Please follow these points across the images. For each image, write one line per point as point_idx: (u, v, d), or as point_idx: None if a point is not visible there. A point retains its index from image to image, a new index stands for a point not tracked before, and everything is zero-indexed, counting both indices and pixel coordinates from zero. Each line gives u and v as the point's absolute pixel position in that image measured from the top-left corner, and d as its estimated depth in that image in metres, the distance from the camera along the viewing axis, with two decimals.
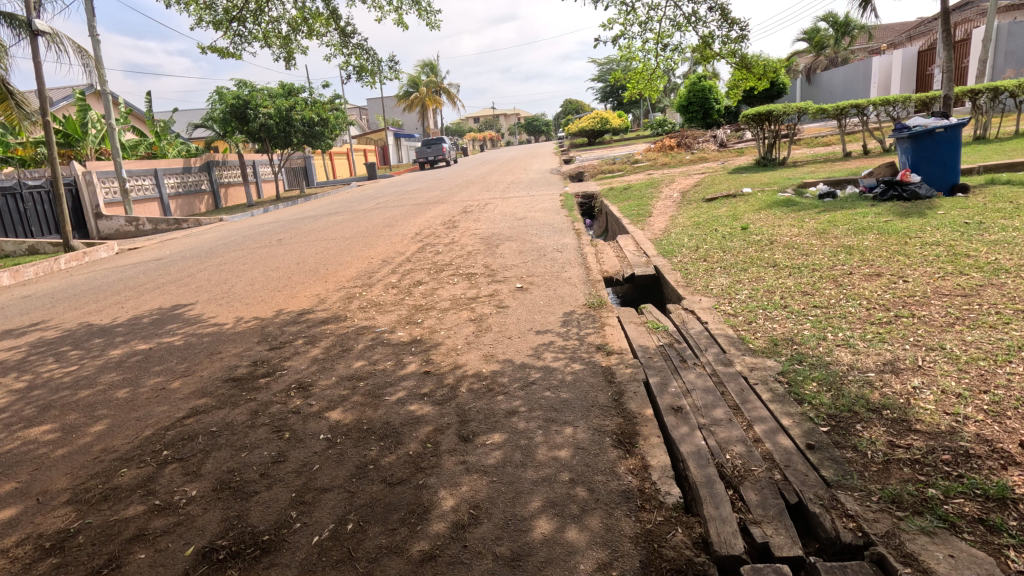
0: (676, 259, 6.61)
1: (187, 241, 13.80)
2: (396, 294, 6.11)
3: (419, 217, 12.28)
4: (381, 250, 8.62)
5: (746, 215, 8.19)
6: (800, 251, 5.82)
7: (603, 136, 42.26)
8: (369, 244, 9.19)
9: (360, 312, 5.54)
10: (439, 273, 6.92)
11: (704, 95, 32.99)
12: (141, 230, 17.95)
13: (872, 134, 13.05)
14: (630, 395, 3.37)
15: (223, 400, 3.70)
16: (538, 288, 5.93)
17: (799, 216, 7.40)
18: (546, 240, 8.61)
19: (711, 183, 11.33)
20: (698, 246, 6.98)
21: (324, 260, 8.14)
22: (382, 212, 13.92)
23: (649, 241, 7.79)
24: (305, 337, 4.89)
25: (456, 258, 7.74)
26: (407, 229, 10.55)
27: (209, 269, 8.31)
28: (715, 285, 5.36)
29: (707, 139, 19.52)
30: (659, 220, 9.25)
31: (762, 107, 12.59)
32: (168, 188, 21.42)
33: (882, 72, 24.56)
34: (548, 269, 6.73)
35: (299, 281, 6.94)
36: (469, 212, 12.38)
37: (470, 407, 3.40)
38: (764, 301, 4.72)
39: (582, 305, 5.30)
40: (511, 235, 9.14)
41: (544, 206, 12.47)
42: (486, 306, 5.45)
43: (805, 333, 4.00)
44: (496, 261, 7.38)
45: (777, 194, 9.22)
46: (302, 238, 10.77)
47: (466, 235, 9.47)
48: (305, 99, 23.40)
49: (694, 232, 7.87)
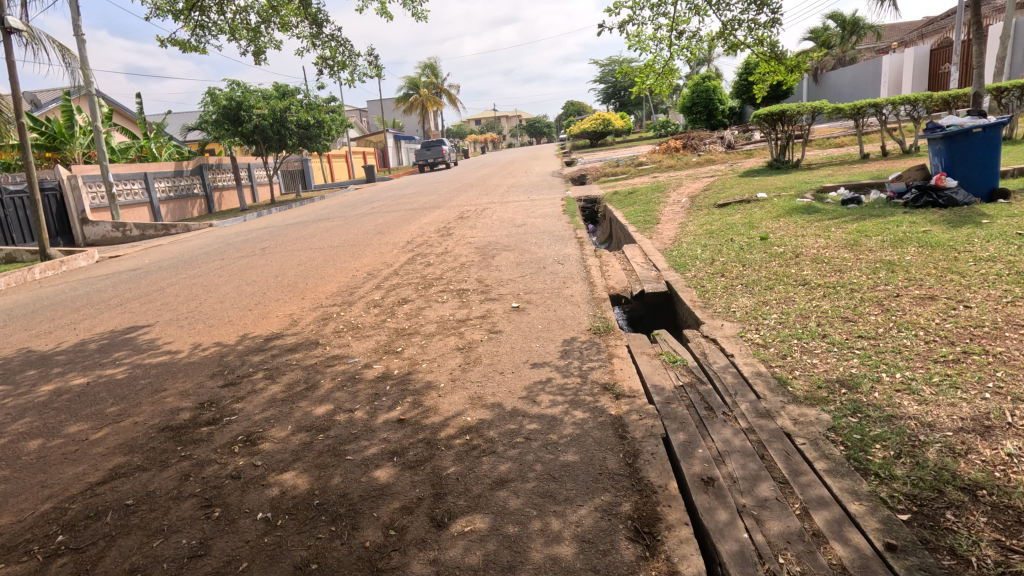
0: (689, 273, 5.95)
1: (171, 248, 13.18)
2: (377, 315, 5.45)
3: (413, 224, 11.63)
4: (368, 261, 7.99)
5: (763, 223, 7.52)
6: (832, 266, 5.15)
7: (605, 138, 41.62)
8: (355, 254, 8.56)
9: (333, 337, 4.89)
10: (426, 289, 6.26)
11: (709, 95, 32.33)
12: (128, 236, 17.34)
13: (891, 133, 12.37)
14: (647, 459, 2.72)
15: (150, 459, 3.05)
16: (536, 309, 5.28)
17: (823, 225, 6.75)
18: (546, 250, 7.95)
19: (722, 187, 10.68)
20: (714, 259, 6.32)
21: (305, 273, 7.52)
22: (375, 218, 13.31)
23: (658, 252, 7.13)
24: (265, 370, 4.23)
25: (447, 271, 7.09)
26: (399, 237, 9.93)
27: (181, 282, 7.67)
28: (738, 307, 4.70)
29: (714, 140, 18.86)
30: (667, 228, 8.59)
31: (775, 107, 11.89)
32: (159, 192, 20.83)
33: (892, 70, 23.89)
34: (547, 284, 6.08)
35: (274, 298, 6.31)
36: (466, 218, 11.75)
37: (448, 473, 2.74)
38: (798, 329, 4.05)
39: (587, 329, 4.64)
40: (508, 244, 8.50)
41: (544, 211, 11.81)
42: (476, 330, 4.78)
43: (855, 372, 3.32)
44: (490, 275, 6.72)
45: (795, 199, 8.55)
46: (288, 246, 10.16)
47: (460, 244, 8.83)
48: (301, 100, 22.79)
49: (707, 242, 7.21)
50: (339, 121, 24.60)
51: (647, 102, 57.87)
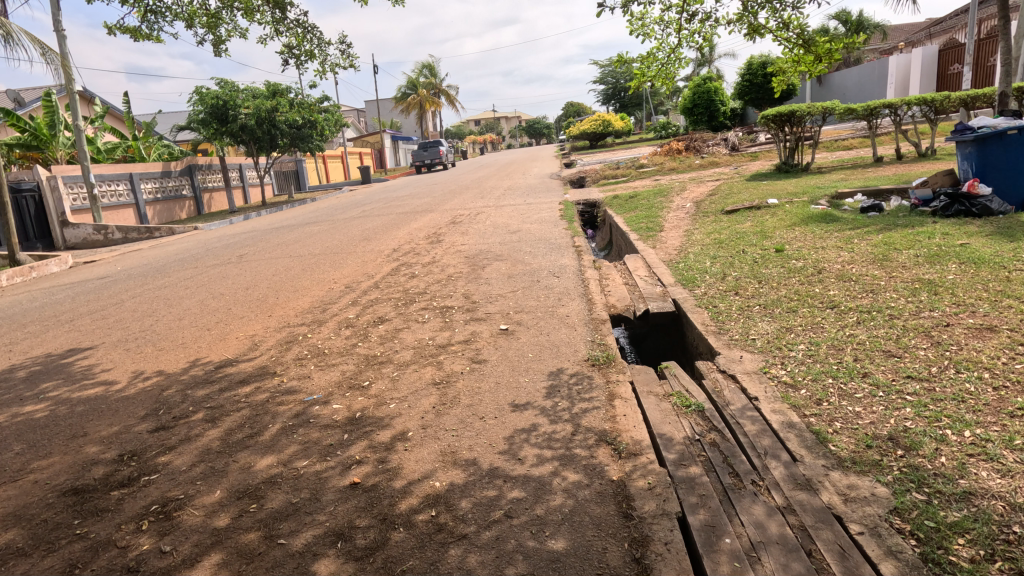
0: (698, 290, 5.35)
1: (149, 253, 12.58)
2: (347, 338, 4.82)
3: (402, 229, 11.03)
4: (348, 271, 7.40)
5: (776, 232, 6.93)
6: (863, 285, 4.54)
7: (605, 140, 41.11)
8: (335, 264, 7.96)
9: (293, 365, 4.27)
10: (406, 306, 5.65)
11: (710, 96, 31.82)
12: (110, 239, 16.72)
13: (905, 135, 11.79)
14: (660, 553, 2.11)
15: (35, 538, 2.44)
16: (528, 331, 4.67)
17: (844, 236, 6.15)
18: (541, 259, 7.35)
19: (729, 192, 10.09)
20: (725, 273, 5.73)
21: (278, 285, 6.92)
22: (364, 222, 12.71)
23: (663, 263, 6.54)
24: (206, 408, 3.61)
25: (432, 284, 6.49)
26: (386, 244, 9.33)
27: (144, 294, 7.07)
28: (759, 334, 4.09)
29: (718, 142, 18.26)
30: (672, 236, 7.99)
31: (784, 107, 11.27)
32: (145, 193, 20.26)
33: (899, 71, 23.36)
34: (540, 302, 5.46)
35: (237, 315, 5.72)
36: (458, 223, 11.17)
37: (405, 568, 2.14)
38: (833, 365, 3.43)
39: (584, 358, 4.02)
40: (500, 253, 7.90)
41: (541, 216, 11.25)
42: (457, 360, 4.16)
43: (913, 428, 2.71)
44: (478, 289, 6.10)
45: (810, 206, 7.95)
46: (268, 252, 9.56)
47: (449, 253, 8.23)
48: (292, 99, 22.20)
49: (716, 253, 6.61)
50: (332, 121, 23.99)
51: (648, 104, 57.41)
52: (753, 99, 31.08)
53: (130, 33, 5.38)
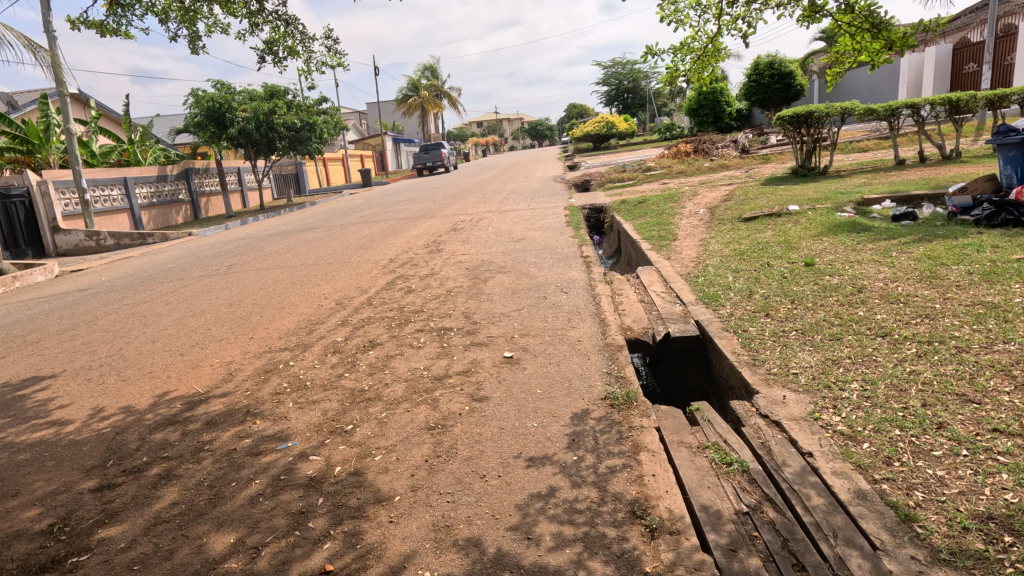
0: (723, 310, 4.83)
1: (138, 261, 12.11)
2: (334, 367, 4.32)
3: (401, 236, 10.55)
4: (340, 285, 6.92)
5: (802, 243, 6.40)
6: (916, 307, 4.01)
7: (608, 141, 40.63)
8: (327, 277, 7.46)
9: (269, 402, 3.75)
10: (401, 327, 5.13)
11: (716, 97, 31.36)
12: (102, 246, 16.26)
13: (929, 137, 11.24)
14: None
15: None
16: (535, 359, 4.15)
17: (880, 247, 5.62)
18: (547, 272, 6.84)
19: (745, 197, 9.59)
20: (751, 290, 5.21)
21: (264, 301, 6.43)
22: (361, 229, 12.23)
23: (680, 277, 6.04)
24: (162, 459, 3.10)
25: (430, 300, 5.98)
26: (382, 254, 8.84)
27: (120, 310, 6.59)
28: (801, 367, 3.56)
29: (727, 143, 17.72)
30: (686, 246, 7.47)
31: (801, 108, 10.73)
32: (140, 198, 19.84)
33: (912, 71, 22.83)
34: (548, 323, 4.94)
35: (215, 337, 5.22)
36: (459, 230, 10.69)
37: None
38: (898, 410, 2.91)
39: (601, 396, 3.50)
40: (504, 265, 7.39)
41: (545, 223, 10.76)
42: (455, 397, 3.64)
43: (1018, 504, 2.19)
44: (480, 307, 5.58)
45: (835, 213, 7.42)
46: (259, 262, 9.09)
47: (449, 264, 7.73)
48: (290, 101, 21.77)
49: (738, 266, 6.08)
50: (331, 123, 23.53)
51: (652, 105, 56.97)
52: (760, 100, 30.56)
53: (96, 27, 4.91)
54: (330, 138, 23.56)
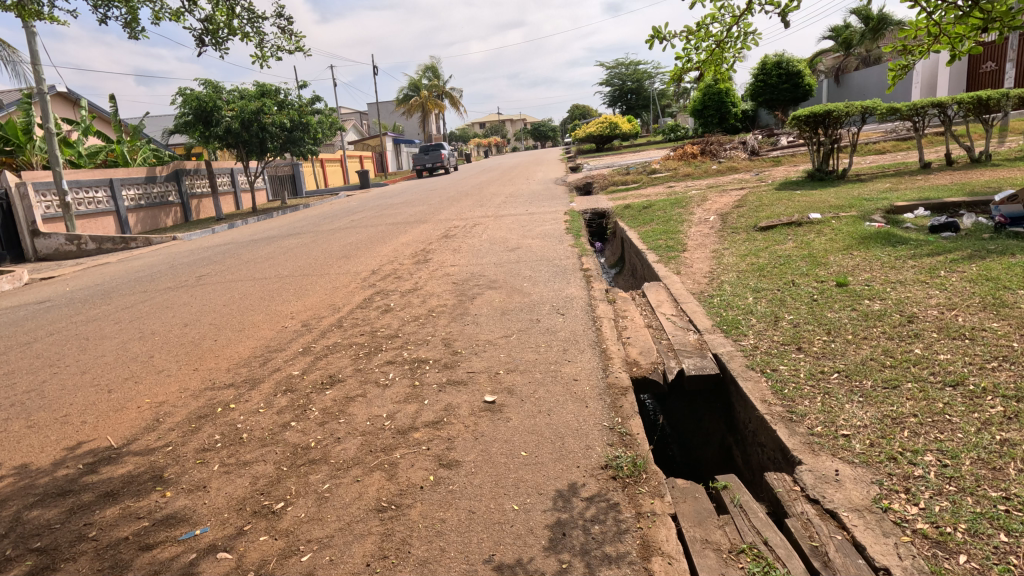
0: (744, 342, 4.11)
1: (113, 268, 11.44)
2: (281, 413, 3.61)
3: (388, 244, 9.88)
4: (312, 302, 6.24)
5: (829, 258, 5.67)
6: (989, 348, 3.27)
7: (612, 142, 39.91)
8: (301, 291, 6.79)
9: (189, 463, 3.05)
10: (369, 357, 4.43)
11: (721, 97, 30.72)
12: (83, 250, 15.62)
13: (957, 137, 10.48)
14: None
15: None
16: (521, 405, 3.45)
17: (923, 265, 4.89)
18: (542, 288, 6.13)
19: (758, 203, 8.88)
20: (775, 316, 4.48)
21: (224, 321, 5.74)
22: (349, 235, 11.56)
23: (691, 297, 5.33)
24: (29, 553, 2.40)
25: (407, 323, 5.27)
26: (364, 264, 8.15)
27: (63, 330, 5.89)
28: (852, 426, 2.83)
29: (735, 145, 16.96)
30: (697, 260, 6.74)
31: (817, 107, 10.00)
32: (127, 200, 19.22)
33: (926, 70, 22.13)
34: (539, 355, 4.23)
35: (155, 368, 4.52)
36: (450, 238, 10.01)
37: None
38: (996, 502, 2.18)
39: (600, 463, 2.78)
40: (495, 279, 6.68)
41: (544, 229, 10.07)
42: (417, 460, 2.93)
43: None
44: (462, 332, 4.87)
45: (863, 223, 6.68)
46: (231, 273, 8.41)
47: (435, 276, 7.03)
48: (282, 101, 21.11)
49: (758, 284, 5.36)
50: (326, 123, 22.86)
51: (655, 106, 56.35)
52: (767, 100, 29.85)
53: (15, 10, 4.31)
54: (325, 139, 22.88)
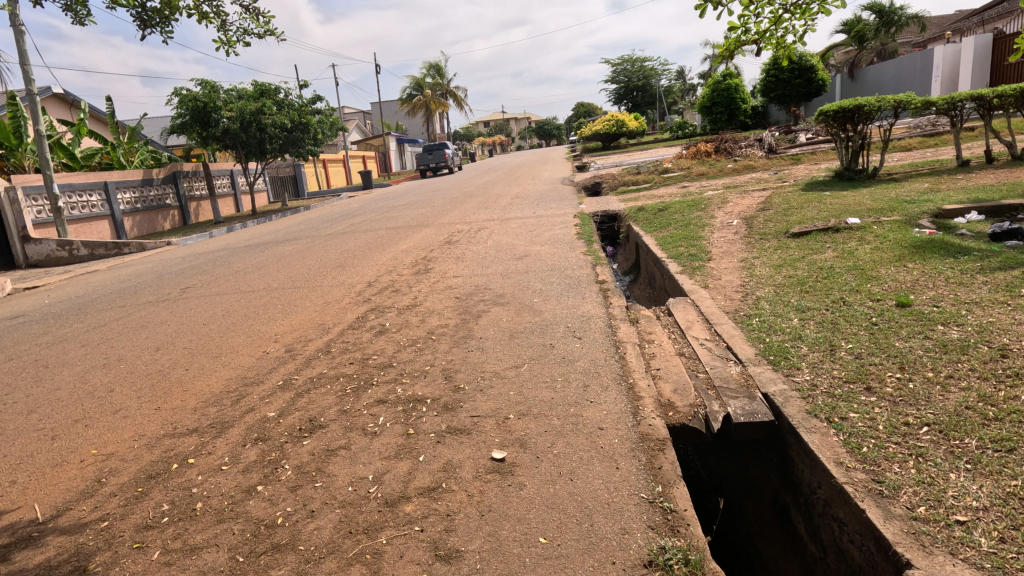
0: (798, 378, 3.48)
1: (100, 277, 10.88)
2: (246, 471, 3.00)
3: (387, 251, 9.29)
4: (300, 321, 5.64)
5: (880, 270, 5.02)
6: None
7: (619, 140, 39.20)
8: (289, 308, 6.20)
9: (124, 548, 2.45)
10: (358, 395, 3.82)
11: (731, 93, 29.99)
12: (75, 256, 15.08)
13: (997, 132, 9.77)
14: None
15: None
16: (536, 466, 2.83)
17: (998, 281, 4.24)
18: (555, 305, 5.50)
19: (786, 205, 8.23)
20: (831, 344, 3.84)
21: (200, 344, 5.15)
22: (348, 241, 10.98)
23: (724, 318, 4.70)
24: None
25: (403, 348, 4.66)
26: (360, 275, 7.55)
27: (23, 354, 5.31)
28: (967, 509, 2.20)
29: (751, 142, 16.27)
30: (725, 271, 6.11)
31: (847, 101, 9.29)
32: (122, 203, 18.72)
33: (947, 63, 21.35)
34: (556, 393, 3.60)
35: (112, 406, 3.92)
36: (454, 244, 9.41)
37: None
38: None
39: (642, 559, 2.17)
40: (502, 293, 6.07)
41: (553, 234, 9.46)
42: (409, 548, 2.31)
43: None
44: (466, 361, 4.25)
45: (911, 229, 6.02)
46: (218, 284, 7.83)
47: (437, 290, 6.44)
48: (281, 100, 20.57)
49: (801, 302, 4.72)
50: (327, 123, 22.35)
51: (662, 103, 55.55)
52: (778, 96, 29.14)
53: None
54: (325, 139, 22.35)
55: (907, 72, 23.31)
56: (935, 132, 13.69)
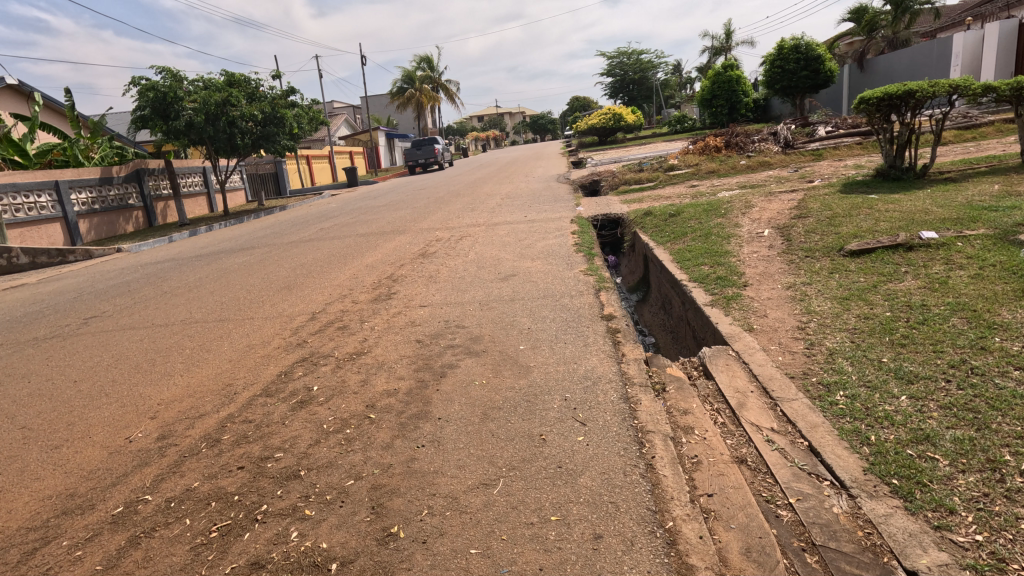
0: (960, 534, 2.05)
1: (19, 294, 9.29)
2: None
3: (348, 266, 7.78)
4: (202, 380, 4.16)
5: (1004, 313, 3.59)
6: None
7: (616, 134, 37.74)
8: (198, 355, 4.70)
9: None
10: (225, 547, 2.34)
11: (733, 85, 28.59)
12: (14, 265, 13.24)
13: None
14: None
15: None
16: None
17: None
18: (549, 357, 4.04)
19: (829, 210, 6.80)
20: (989, 456, 2.40)
21: (48, 423, 3.63)
22: (308, 251, 9.46)
23: (793, 390, 3.25)
24: None
25: (324, 437, 3.19)
26: (305, 302, 6.06)
27: None
28: None
29: (765, 136, 14.73)
30: (770, 305, 4.69)
31: (893, 87, 7.80)
32: (77, 205, 17.12)
33: (967, 50, 19.99)
34: (547, 557, 2.14)
35: None
36: (429, 256, 7.93)
37: None
38: None
39: None
40: (479, 334, 4.61)
41: (547, 244, 8.03)
42: None
43: None
44: (410, 472, 2.78)
45: (1016, 248, 4.58)
46: (131, 313, 6.31)
47: (396, 328, 4.97)
48: (253, 92, 18.94)
49: (903, 365, 3.27)
50: (305, 117, 20.76)
51: (659, 97, 54.16)
52: (784, 88, 27.68)
53: None
54: (303, 133, 20.75)
55: (922, 62, 21.91)
56: (973, 125, 12.25)
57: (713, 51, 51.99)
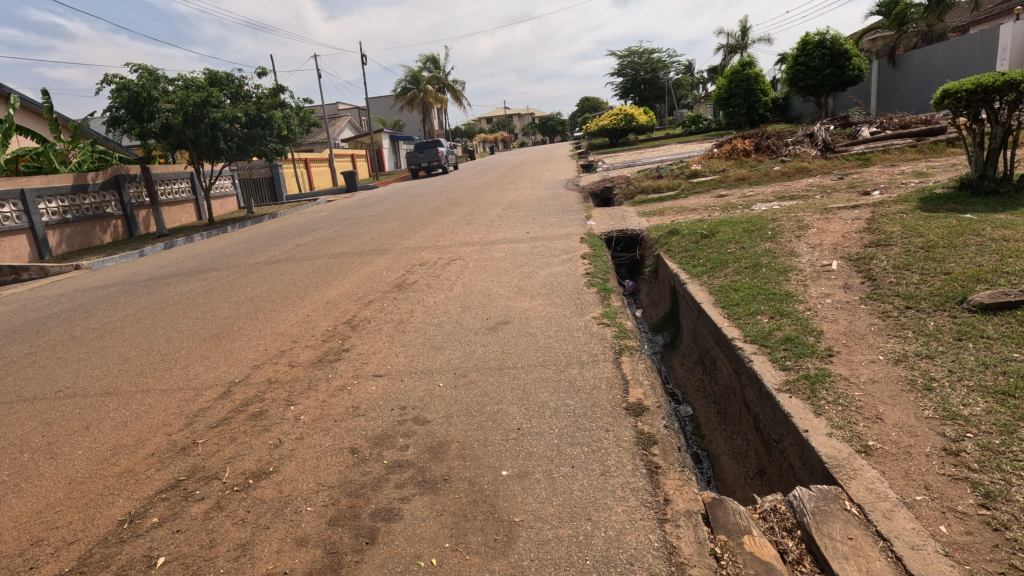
0: None
1: None
2: None
3: (305, 302, 6.29)
4: (2, 528, 2.67)
5: None
6: None
7: (627, 136, 36.14)
8: (37, 464, 3.22)
9: None
10: None
11: (750, 84, 26.91)
12: None
13: None
14: None
15: None
16: None
17: None
18: (544, 504, 2.50)
19: (921, 236, 5.19)
20: None
21: None
22: (270, 276, 7.99)
23: None
24: None
25: None
26: (227, 364, 4.58)
27: None
28: None
29: (799, 138, 13.08)
30: (885, 398, 3.09)
31: (989, 75, 6.15)
32: (46, 214, 15.81)
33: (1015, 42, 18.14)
34: None
35: None
36: (406, 290, 6.40)
37: None
38: None
39: None
40: (444, 442, 3.08)
41: (550, 274, 6.48)
42: None
43: None
44: None
45: None
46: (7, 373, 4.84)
47: (327, 422, 3.44)
48: (238, 92, 17.58)
49: None
50: (295, 119, 19.31)
51: (671, 98, 52.40)
52: (807, 86, 25.94)
53: None
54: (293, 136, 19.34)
55: (962, 58, 20.11)
56: None
57: (727, 49, 50.13)
